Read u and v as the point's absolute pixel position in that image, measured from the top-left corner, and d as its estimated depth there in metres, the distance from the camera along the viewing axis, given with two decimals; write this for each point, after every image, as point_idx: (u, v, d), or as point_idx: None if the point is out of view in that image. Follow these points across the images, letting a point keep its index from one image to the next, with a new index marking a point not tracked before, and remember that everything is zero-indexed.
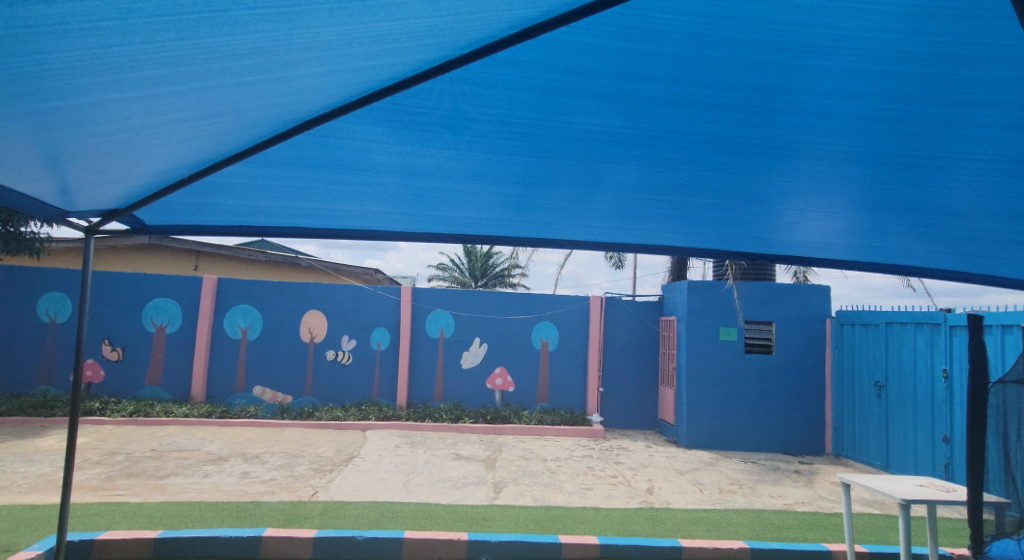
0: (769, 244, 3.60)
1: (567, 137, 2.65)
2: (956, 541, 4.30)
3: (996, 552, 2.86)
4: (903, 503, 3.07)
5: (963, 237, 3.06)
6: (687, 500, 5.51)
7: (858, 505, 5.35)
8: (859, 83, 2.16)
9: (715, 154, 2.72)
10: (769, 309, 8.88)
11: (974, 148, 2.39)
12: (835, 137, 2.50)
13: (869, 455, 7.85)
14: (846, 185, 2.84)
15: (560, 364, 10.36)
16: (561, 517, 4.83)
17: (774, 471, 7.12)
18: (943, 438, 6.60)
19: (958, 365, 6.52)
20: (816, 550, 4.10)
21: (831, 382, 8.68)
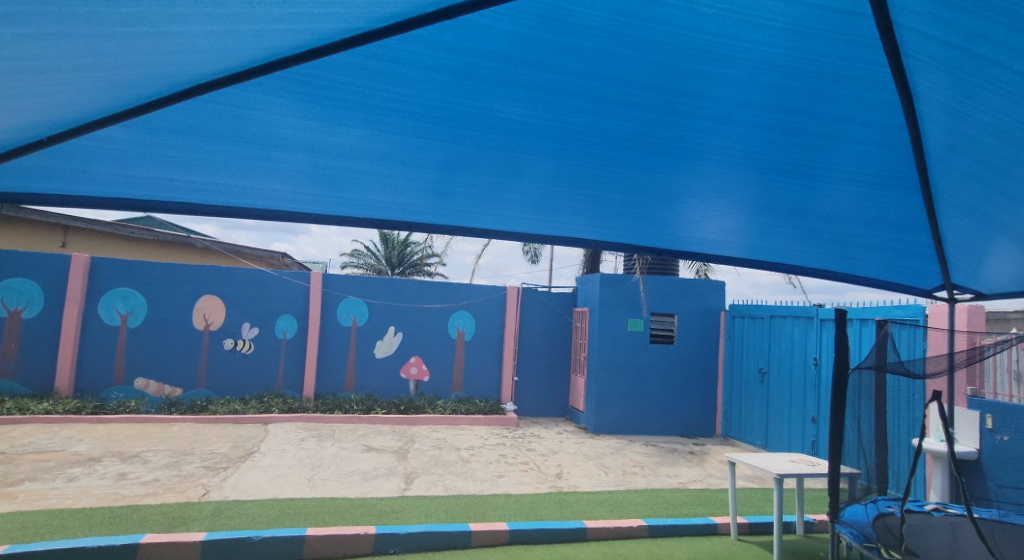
0: (673, 240, 3.85)
1: (485, 125, 2.65)
2: (820, 510, 4.89)
3: (848, 518, 3.32)
4: (778, 478, 3.40)
5: (833, 237, 3.49)
6: (593, 483, 5.78)
7: (741, 481, 5.91)
8: (753, 92, 2.38)
9: (625, 151, 2.86)
10: (672, 302, 9.50)
11: (844, 160, 2.74)
12: (732, 142, 2.73)
13: (751, 436, 8.69)
14: (741, 186, 3.11)
15: (476, 354, 10.36)
16: (471, 505, 4.86)
17: (672, 453, 7.66)
18: (812, 419, 7.47)
19: (826, 354, 7.37)
20: (704, 525, 4.40)
21: (723, 369, 9.48)
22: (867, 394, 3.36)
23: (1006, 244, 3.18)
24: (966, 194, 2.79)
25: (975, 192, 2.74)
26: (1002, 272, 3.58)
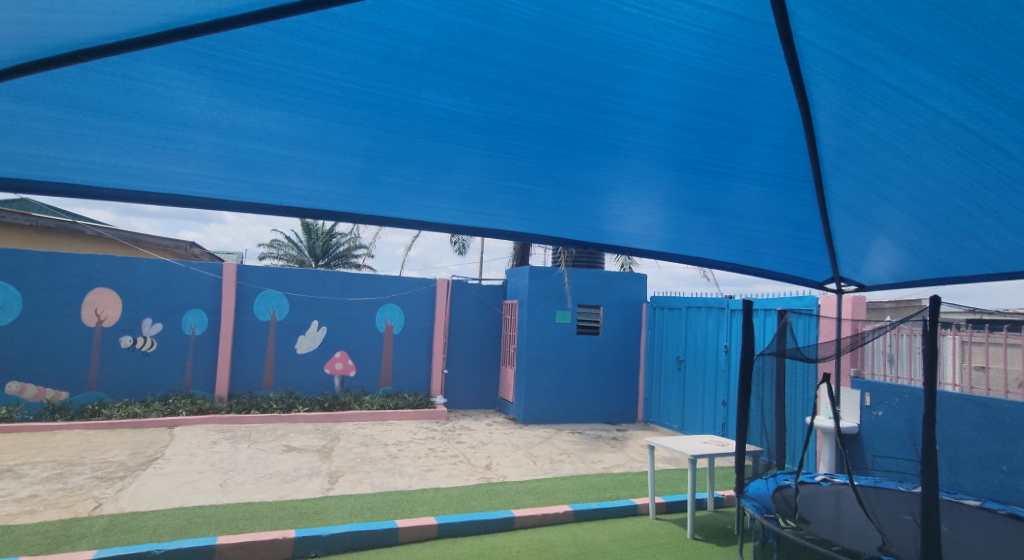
0: (599, 233, 3.98)
1: (411, 113, 2.59)
2: (729, 487, 5.27)
3: (752, 492, 3.60)
4: (692, 459, 3.63)
5: (740, 230, 3.78)
6: (522, 472, 5.86)
7: (660, 463, 6.24)
8: (670, 92, 2.52)
9: (552, 145, 2.91)
10: (597, 294, 9.79)
11: (749, 158, 3.02)
12: (652, 140, 2.87)
13: (668, 420, 9.19)
14: (660, 182, 3.28)
15: (405, 347, 10.09)
16: (399, 501, 4.77)
17: (597, 440, 7.93)
18: (722, 403, 8.04)
19: (735, 342, 7.96)
20: (626, 507, 4.61)
21: (644, 358, 9.93)
22: (767, 378, 3.64)
23: (881, 238, 3.66)
24: (850, 193, 3.22)
25: (856, 191, 3.18)
26: (880, 265, 4.07)
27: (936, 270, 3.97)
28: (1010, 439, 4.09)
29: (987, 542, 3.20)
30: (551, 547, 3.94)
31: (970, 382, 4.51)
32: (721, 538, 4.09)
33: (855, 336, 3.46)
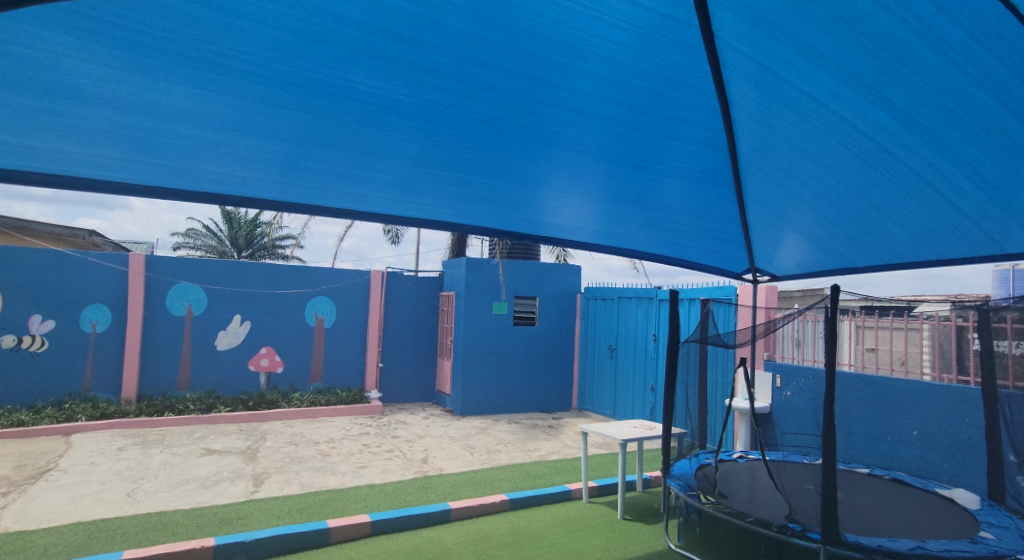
0: (534, 225, 4.05)
1: (341, 97, 2.53)
2: (657, 469, 5.51)
3: (677, 472, 3.80)
4: (623, 443, 3.77)
5: (667, 221, 3.96)
6: (458, 463, 5.87)
7: (592, 449, 6.43)
8: (601, 85, 2.63)
9: (488, 135, 2.94)
10: (533, 285, 9.90)
11: (673, 151, 3.23)
12: (584, 131, 2.98)
13: (602, 407, 9.47)
14: (592, 173, 3.40)
15: (336, 342, 9.79)
16: (331, 500, 4.65)
17: (534, 428, 8.06)
18: (651, 388, 8.38)
19: (663, 329, 8.34)
20: (561, 493, 4.72)
21: (579, 347, 10.14)
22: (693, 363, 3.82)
23: (792, 231, 3.95)
24: (763, 184, 3.48)
25: (768, 183, 3.45)
26: (791, 258, 4.39)
27: (839, 262, 4.33)
28: (897, 413, 4.51)
29: (878, 504, 3.56)
30: (486, 537, 3.97)
31: (862, 361, 4.88)
32: (649, 517, 4.29)
33: (769, 321, 3.63)
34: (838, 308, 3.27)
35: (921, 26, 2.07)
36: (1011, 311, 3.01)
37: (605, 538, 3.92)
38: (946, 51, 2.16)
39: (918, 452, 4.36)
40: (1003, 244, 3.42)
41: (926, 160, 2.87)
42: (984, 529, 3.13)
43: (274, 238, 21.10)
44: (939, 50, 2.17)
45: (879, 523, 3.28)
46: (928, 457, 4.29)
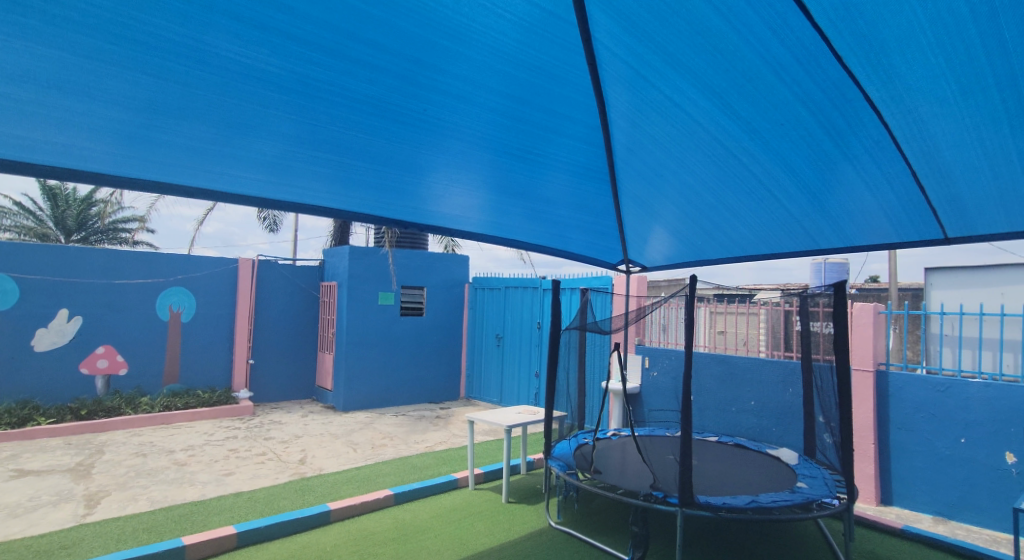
0: (420, 214, 4.02)
1: (196, 62, 2.28)
2: (540, 452, 5.75)
3: (558, 453, 4.03)
4: (507, 429, 3.89)
5: (547, 213, 4.17)
6: (339, 462, 5.57)
7: (478, 436, 6.50)
8: (485, 75, 2.70)
9: (370, 117, 2.85)
10: (421, 275, 9.63)
11: (553, 146, 3.41)
12: (469, 121, 3.03)
13: (488, 394, 9.57)
14: (477, 164, 3.46)
15: (196, 337, 8.67)
16: (188, 515, 4.15)
17: (421, 420, 7.90)
18: (535, 374, 8.66)
19: (547, 318, 8.64)
20: (447, 482, 4.72)
21: (467, 336, 10.07)
22: (572, 349, 4.04)
23: (658, 226, 4.37)
24: (631, 181, 3.81)
25: (635, 180, 3.79)
26: (658, 250, 4.83)
27: (696, 255, 4.87)
28: (740, 387, 5.20)
29: (723, 467, 4.09)
30: (370, 535, 3.84)
31: (714, 342, 5.52)
32: (531, 497, 4.48)
33: (639, 308, 3.91)
34: (696, 298, 3.69)
35: (751, 48, 2.45)
36: (821, 296, 3.61)
37: (489, 522, 4.02)
38: (774, 70, 2.57)
39: (755, 419, 5.09)
40: (818, 241, 4.11)
41: (759, 166, 3.37)
42: (800, 480, 3.74)
43: (111, 218, 18.00)
44: (765, 70, 2.58)
45: (724, 483, 3.76)
46: (765, 423, 5.02)
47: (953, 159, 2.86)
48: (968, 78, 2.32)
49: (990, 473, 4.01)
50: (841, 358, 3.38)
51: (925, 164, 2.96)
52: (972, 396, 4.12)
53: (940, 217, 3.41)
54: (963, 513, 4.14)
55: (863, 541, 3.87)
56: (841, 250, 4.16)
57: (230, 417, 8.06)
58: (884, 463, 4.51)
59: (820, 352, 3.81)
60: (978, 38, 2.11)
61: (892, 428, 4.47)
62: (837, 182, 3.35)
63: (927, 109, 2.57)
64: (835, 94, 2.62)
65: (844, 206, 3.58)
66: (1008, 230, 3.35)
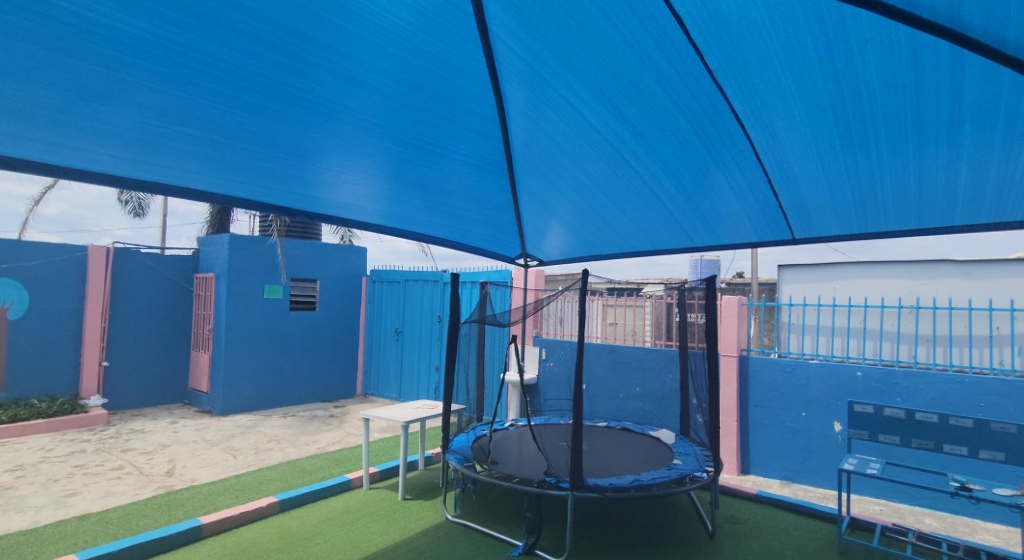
0: (311, 202, 3.84)
1: (29, 11, 1.99)
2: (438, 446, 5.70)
3: (456, 446, 4.07)
4: (404, 425, 3.85)
5: (445, 205, 4.18)
6: (215, 470, 5.06)
7: (375, 433, 6.26)
8: (380, 60, 2.65)
9: (251, 92, 2.67)
10: (313, 267, 8.93)
11: (452, 138, 3.43)
12: (363, 106, 2.95)
13: (386, 390, 9.20)
14: (373, 152, 3.38)
15: (27, 336, 7.26)
16: (15, 547, 3.50)
17: (312, 420, 7.41)
18: (434, 367, 8.50)
19: (446, 310, 8.53)
20: (340, 484, 4.50)
21: (364, 331, 9.59)
22: (469, 342, 4.09)
23: (554, 222, 4.56)
24: (526, 176, 3.96)
25: (530, 175, 3.94)
26: (554, 244, 5.03)
27: (589, 250, 5.14)
28: (627, 374, 5.58)
29: (610, 449, 4.38)
30: (251, 548, 3.53)
31: (606, 333, 5.86)
32: (428, 493, 4.45)
33: (537, 300, 4.02)
34: (588, 291, 3.89)
35: (631, 59, 2.68)
36: (697, 290, 4.01)
37: (383, 522, 3.91)
38: (651, 81, 2.83)
39: (640, 404, 5.50)
40: (694, 239, 4.54)
41: (642, 168, 3.67)
42: (677, 457, 4.12)
43: None
44: (642, 81, 2.84)
45: (611, 465, 4.02)
46: (648, 407, 5.45)
47: (800, 169, 3.33)
48: (810, 99, 2.71)
49: (824, 440, 4.73)
50: (712, 345, 3.78)
51: (779, 173, 3.40)
52: (811, 375, 4.81)
53: (791, 220, 3.94)
54: (803, 476, 4.83)
55: (726, 508, 4.38)
56: (714, 247, 4.64)
57: (78, 428, 6.94)
58: (744, 438, 5.12)
59: (695, 340, 4.21)
60: (817, 66, 2.48)
61: (751, 406, 5.09)
62: (708, 186, 3.74)
63: (779, 124, 2.96)
64: (707, 106, 2.95)
65: (716, 207, 4.00)
66: (841, 232, 3.95)
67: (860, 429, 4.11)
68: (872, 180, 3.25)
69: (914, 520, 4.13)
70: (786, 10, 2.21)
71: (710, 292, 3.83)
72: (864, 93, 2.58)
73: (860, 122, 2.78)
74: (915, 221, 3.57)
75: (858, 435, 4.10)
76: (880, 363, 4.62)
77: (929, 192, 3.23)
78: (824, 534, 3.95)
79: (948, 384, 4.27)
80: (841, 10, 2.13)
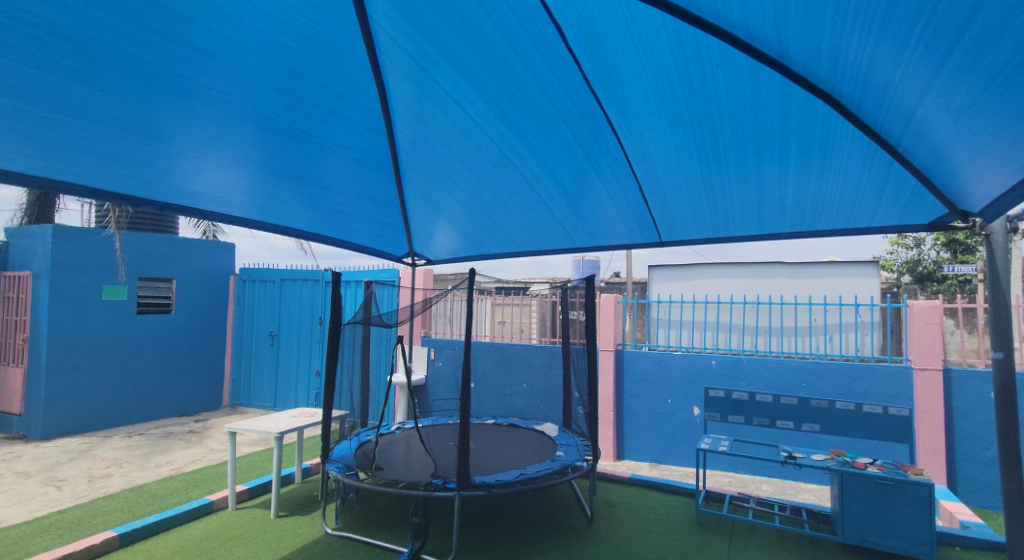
0: (165, 191, 3.41)
1: None
2: (316, 457, 5.35)
3: (336, 455, 3.87)
4: (279, 436, 3.57)
5: (323, 200, 3.95)
6: (33, 507, 4.23)
7: (245, 447, 5.70)
8: (247, 37, 2.43)
9: (80, 57, 2.30)
10: (165, 264, 7.82)
11: (331, 130, 3.26)
12: (226, 85, 2.69)
13: (258, 400, 8.40)
14: (240, 139, 3.10)
15: None
16: None
17: (165, 438, 6.52)
18: (315, 372, 7.94)
19: (329, 312, 7.97)
20: (199, 508, 4.02)
21: (231, 336, 8.67)
22: (351, 345, 3.90)
23: (442, 221, 4.53)
24: (412, 173, 3.88)
25: (415, 173, 3.87)
26: (442, 244, 5.00)
27: (476, 250, 5.18)
28: (513, 372, 5.72)
29: (496, 446, 4.45)
30: None
31: (495, 332, 5.96)
32: (304, 508, 4.16)
33: (425, 300, 3.95)
34: (476, 290, 3.90)
35: (515, 63, 2.77)
36: (578, 289, 4.24)
37: (251, 544, 3.56)
38: (533, 86, 2.94)
39: (524, 400, 5.66)
40: (575, 240, 4.79)
41: (528, 171, 3.78)
42: (559, 449, 4.31)
43: None
44: (525, 85, 2.94)
45: (497, 462, 4.08)
46: (534, 402, 5.62)
47: (666, 179, 3.66)
48: (674, 115, 3.01)
49: (686, 424, 5.26)
50: (591, 341, 4.02)
51: (648, 181, 3.72)
52: (675, 365, 5.33)
53: (660, 224, 4.32)
54: (668, 457, 5.34)
55: (602, 493, 4.69)
56: (593, 248, 4.92)
57: None
58: (619, 426, 5.54)
59: (576, 336, 4.44)
60: (678, 84, 2.76)
61: (626, 396, 5.53)
62: (588, 190, 3.97)
63: (648, 135, 3.24)
64: (585, 114, 3.14)
65: (595, 211, 4.26)
66: (700, 236, 4.42)
67: (714, 411, 4.63)
68: (726, 191, 3.68)
69: (755, 487, 4.77)
70: (653, 32, 2.44)
71: (589, 291, 4.07)
72: (718, 114, 2.93)
73: (715, 139, 3.14)
74: (757, 227, 4.12)
75: (713, 417, 4.62)
76: (728, 352, 5.25)
77: (767, 203, 3.75)
78: (684, 506, 4.42)
79: (781, 368, 4.98)
80: (697, 36, 2.40)
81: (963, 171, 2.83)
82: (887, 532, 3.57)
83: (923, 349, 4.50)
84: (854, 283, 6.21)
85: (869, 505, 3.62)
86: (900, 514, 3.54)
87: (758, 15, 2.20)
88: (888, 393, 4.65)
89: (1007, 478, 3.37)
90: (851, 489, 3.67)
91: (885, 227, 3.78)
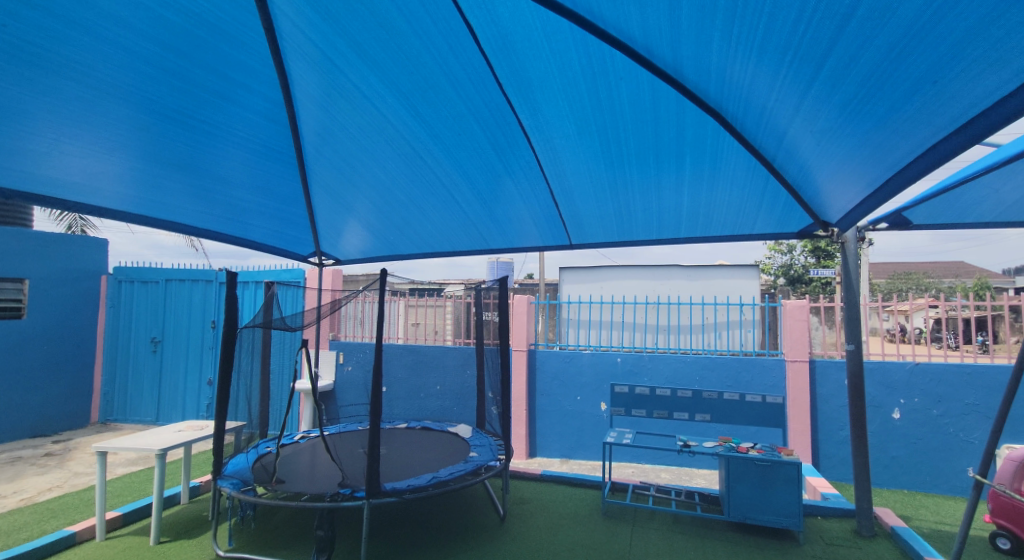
0: (16, 174, 2.95)
1: None
2: (205, 473, 4.90)
3: (230, 469, 3.56)
4: (162, 453, 3.22)
5: (214, 193, 3.62)
6: None
7: (118, 469, 5.06)
8: (122, 9, 2.17)
9: None
10: (17, 262, 6.74)
11: (226, 120, 3.00)
12: (95, 60, 2.39)
13: (138, 414, 7.53)
14: (115, 122, 2.76)
15: None
16: None
17: (14, 463, 5.62)
18: (208, 382, 7.28)
19: (223, 315, 7.33)
20: (59, 541, 3.51)
21: (102, 344, 7.69)
22: (248, 350, 3.62)
23: (351, 219, 4.34)
24: (318, 169, 3.68)
25: (321, 168, 3.67)
26: (351, 243, 4.79)
27: (387, 250, 5.02)
28: (427, 374, 5.64)
29: (408, 451, 4.34)
30: None
31: (409, 334, 5.85)
32: (191, 530, 3.79)
33: (334, 301, 3.74)
34: (387, 291, 3.78)
35: (426, 61, 2.72)
36: (492, 290, 4.26)
37: None
38: (444, 86, 2.91)
39: (437, 403, 5.58)
40: (488, 242, 4.80)
41: (442, 171, 3.73)
42: (473, 450, 4.29)
43: None
44: (436, 84, 2.90)
45: (409, 467, 3.98)
46: (447, 404, 5.56)
47: (575, 183, 3.79)
48: (581, 122, 3.12)
49: (594, 419, 5.49)
50: (504, 341, 4.05)
51: (558, 185, 3.82)
52: (584, 363, 5.55)
53: (569, 227, 4.46)
54: (577, 452, 5.55)
55: (515, 490, 4.76)
56: (506, 250, 4.96)
57: None
58: (532, 424, 5.67)
59: (490, 337, 4.46)
60: (586, 93, 2.87)
61: (538, 395, 5.67)
62: (501, 193, 4.00)
63: (557, 140, 3.33)
64: (496, 116, 3.17)
65: (507, 213, 4.30)
66: (606, 240, 4.62)
67: (619, 406, 4.87)
68: (630, 197, 3.88)
69: (655, 476, 5.10)
70: (562, 42, 2.52)
71: (503, 293, 4.10)
72: (623, 124, 3.08)
73: (619, 148, 3.31)
74: (657, 232, 4.39)
75: (618, 411, 4.86)
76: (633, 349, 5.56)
77: (666, 210, 4.01)
78: (592, 498, 4.61)
79: (678, 363, 5.36)
80: (603, 49, 2.51)
81: (824, 188, 3.22)
82: (764, 508, 3.95)
83: (793, 342, 5.06)
84: (741, 285, 6.85)
85: (749, 485, 3.99)
86: (774, 491, 3.93)
87: (657, 35, 2.35)
88: (767, 383, 5.17)
89: (857, 453, 3.89)
90: (735, 472, 4.02)
91: (764, 234, 4.19)
